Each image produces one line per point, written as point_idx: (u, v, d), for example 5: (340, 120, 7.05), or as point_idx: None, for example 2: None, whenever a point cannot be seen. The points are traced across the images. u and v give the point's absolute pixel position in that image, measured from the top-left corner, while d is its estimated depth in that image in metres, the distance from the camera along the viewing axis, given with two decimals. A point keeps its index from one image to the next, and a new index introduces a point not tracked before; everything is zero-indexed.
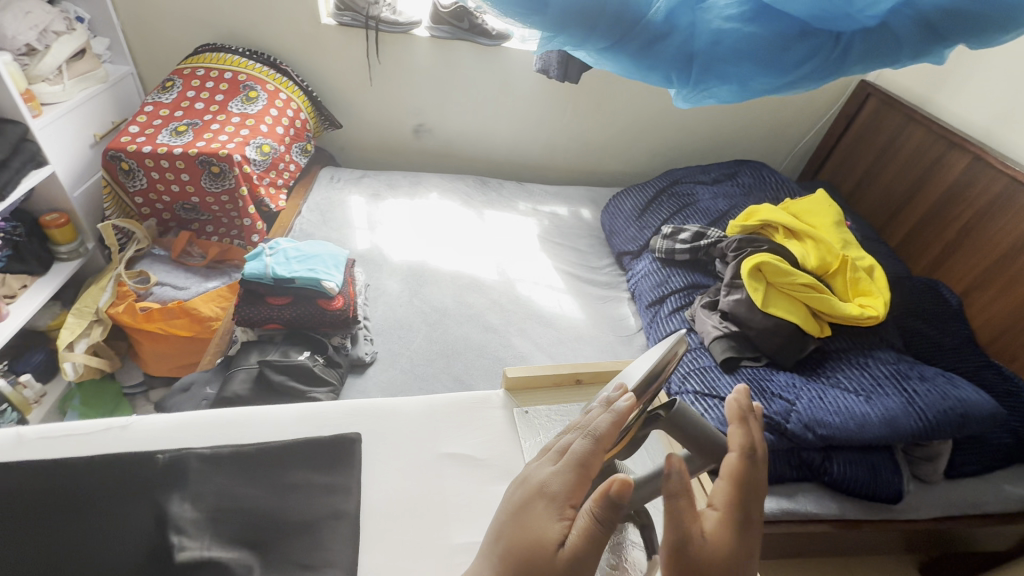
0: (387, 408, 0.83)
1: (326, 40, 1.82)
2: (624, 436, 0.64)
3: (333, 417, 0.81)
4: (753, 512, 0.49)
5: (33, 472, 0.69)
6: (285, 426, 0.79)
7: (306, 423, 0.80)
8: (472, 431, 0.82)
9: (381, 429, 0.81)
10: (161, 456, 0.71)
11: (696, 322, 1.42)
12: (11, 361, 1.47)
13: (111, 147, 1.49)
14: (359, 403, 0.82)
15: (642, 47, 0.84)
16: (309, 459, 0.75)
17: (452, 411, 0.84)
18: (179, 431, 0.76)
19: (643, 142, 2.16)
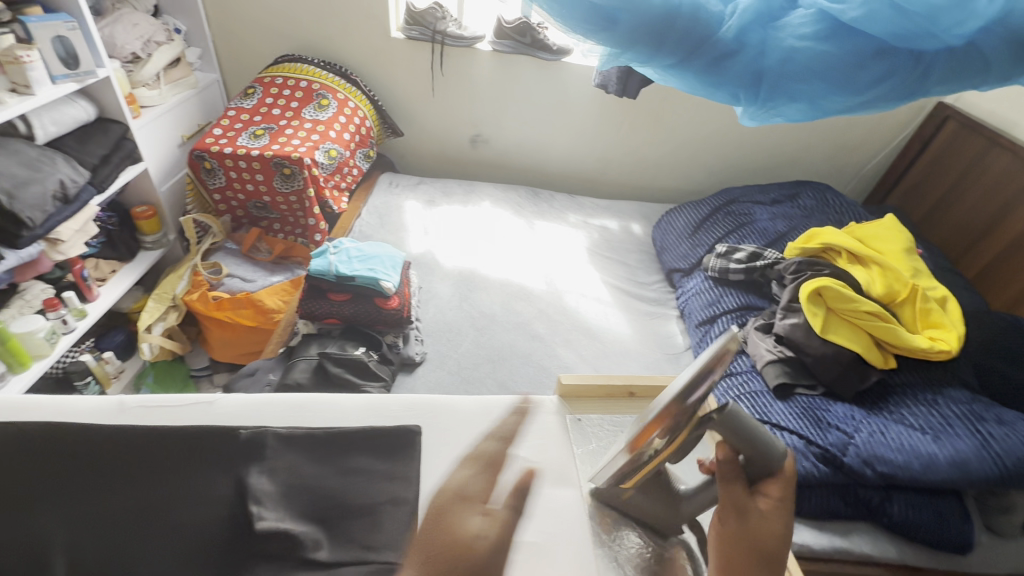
0: (447, 405, 0.88)
1: (394, 53, 1.92)
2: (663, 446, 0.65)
3: (395, 409, 0.87)
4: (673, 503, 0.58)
5: (112, 441, 0.74)
6: (351, 417, 0.85)
7: (371, 414, 0.86)
8: (528, 435, 0.85)
9: (439, 425, 0.85)
10: (242, 432, 0.77)
11: (749, 345, 1.38)
12: (97, 338, 1.62)
13: (197, 147, 1.61)
14: (419, 399, 0.88)
15: (709, 63, 0.84)
16: (362, 449, 0.79)
17: (509, 416, 0.88)
18: (261, 409, 0.84)
19: (699, 159, 2.13)
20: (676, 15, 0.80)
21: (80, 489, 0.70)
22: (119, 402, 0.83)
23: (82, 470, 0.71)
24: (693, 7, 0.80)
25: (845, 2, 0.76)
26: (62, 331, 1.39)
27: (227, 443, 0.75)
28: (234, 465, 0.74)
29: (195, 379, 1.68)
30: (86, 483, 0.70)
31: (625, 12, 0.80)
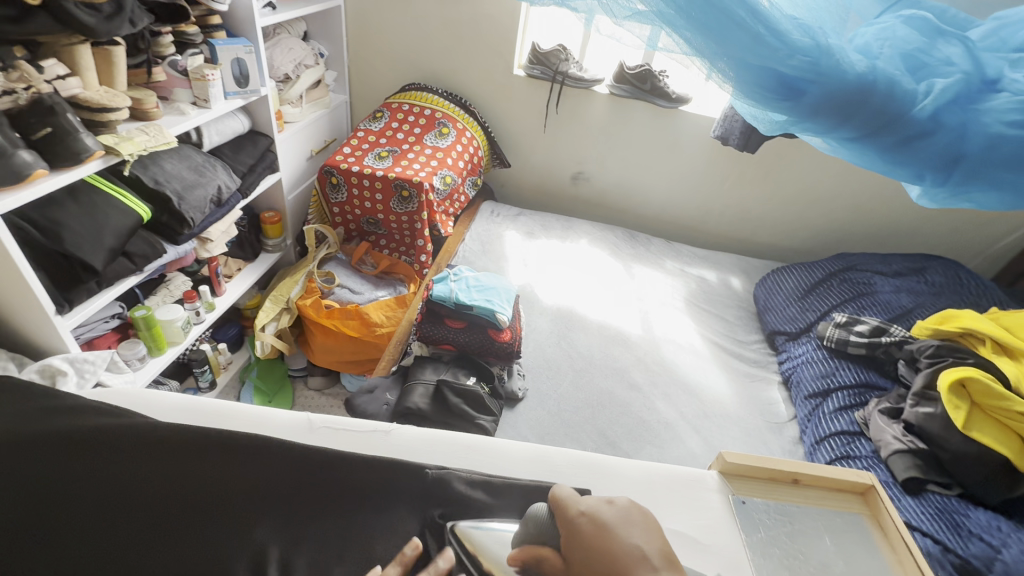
0: (609, 467, 0.83)
1: (513, 89, 1.99)
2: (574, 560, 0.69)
3: (563, 466, 0.84)
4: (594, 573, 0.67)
5: (280, 457, 0.79)
6: (519, 469, 0.83)
7: (537, 467, 0.84)
8: (693, 510, 0.78)
9: (603, 486, 0.81)
10: (429, 471, 0.80)
11: (872, 428, 1.29)
12: (214, 329, 1.73)
13: (328, 164, 1.71)
14: (586, 456, 0.84)
15: (898, 142, 0.81)
16: (499, 493, 0.78)
17: (668, 485, 0.81)
18: (431, 447, 0.85)
19: (808, 218, 2.05)
20: (871, 89, 0.79)
21: (280, 513, 0.75)
22: (309, 420, 0.88)
23: (283, 493, 0.77)
24: (889, 84, 0.79)
25: None
26: (194, 321, 1.51)
27: (400, 477, 0.79)
28: (412, 503, 0.77)
29: (292, 378, 1.77)
30: (282, 505, 0.76)
31: (816, 84, 0.80)
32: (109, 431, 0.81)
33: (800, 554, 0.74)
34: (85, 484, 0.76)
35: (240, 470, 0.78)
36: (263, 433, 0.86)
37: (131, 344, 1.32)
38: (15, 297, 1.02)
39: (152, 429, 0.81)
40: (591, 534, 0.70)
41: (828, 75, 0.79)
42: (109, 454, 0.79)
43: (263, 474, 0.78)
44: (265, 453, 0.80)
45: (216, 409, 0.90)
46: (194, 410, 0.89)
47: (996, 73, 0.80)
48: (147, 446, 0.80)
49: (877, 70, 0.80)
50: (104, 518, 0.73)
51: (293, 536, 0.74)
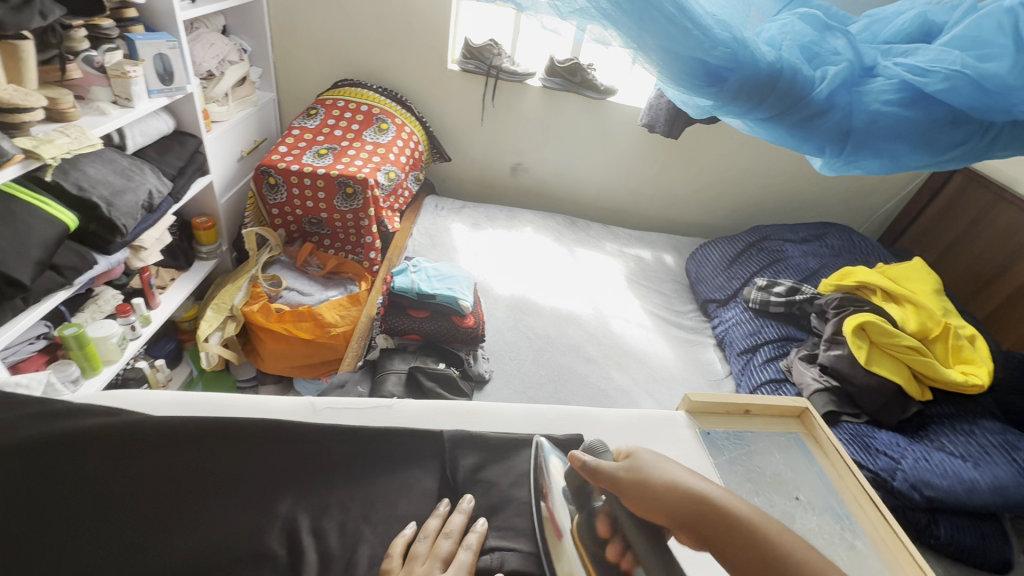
0: (589, 416, 0.90)
1: (448, 83, 2.01)
2: (636, 476, 0.66)
3: (548, 419, 0.89)
4: (664, 488, 0.63)
5: (273, 446, 0.76)
6: (513, 427, 0.88)
7: (529, 423, 0.89)
8: (670, 445, 0.86)
9: (585, 431, 0.88)
10: (447, 436, 0.82)
11: (794, 373, 1.48)
12: (148, 345, 1.62)
13: (264, 163, 1.65)
14: (571, 409, 0.90)
15: (802, 121, 0.96)
16: (490, 458, 0.82)
17: (645, 426, 0.89)
18: (432, 416, 0.87)
19: (726, 197, 2.27)
20: (779, 76, 0.92)
21: (297, 486, 0.74)
22: (312, 404, 0.86)
23: (297, 470, 0.76)
24: (793, 71, 0.92)
25: (927, 77, 0.88)
26: (129, 337, 1.41)
27: (416, 442, 0.81)
28: (427, 462, 0.80)
29: (241, 389, 1.69)
30: (298, 480, 0.75)
31: (734, 72, 0.91)
32: (93, 428, 0.72)
33: (758, 469, 0.86)
34: (63, 485, 0.68)
35: (255, 449, 0.75)
36: (266, 416, 0.83)
37: (63, 365, 1.22)
38: None
39: (145, 424, 0.73)
40: (639, 464, 0.67)
41: (746, 63, 0.90)
42: (96, 456, 0.71)
43: (275, 458, 0.76)
44: (279, 437, 0.77)
45: (209, 400, 0.85)
46: (192, 406, 0.83)
47: (872, 61, 0.96)
48: (143, 441, 0.72)
49: (783, 60, 0.92)
50: (95, 523, 0.66)
51: (318, 505, 0.74)
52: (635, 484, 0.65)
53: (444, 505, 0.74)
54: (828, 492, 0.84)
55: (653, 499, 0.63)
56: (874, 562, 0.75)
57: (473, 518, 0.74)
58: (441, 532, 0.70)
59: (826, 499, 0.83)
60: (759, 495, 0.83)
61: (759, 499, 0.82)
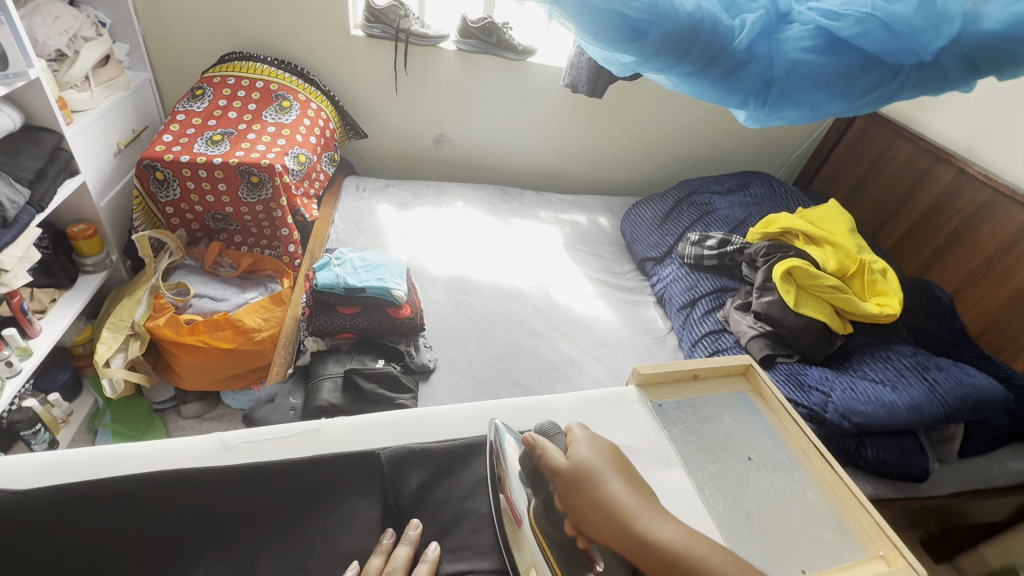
0: (540, 402, 0.86)
1: (354, 51, 1.83)
2: (572, 487, 0.62)
3: (500, 415, 0.84)
4: (606, 499, 0.60)
5: (184, 493, 0.66)
6: (461, 428, 0.82)
7: (478, 422, 0.83)
8: (622, 424, 0.85)
9: (540, 421, 0.84)
10: (382, 456, 0.74)
11: (731, 323, 1.53)
12: (36, 379, 1.40)
13: (146, 156, 1.43)
14: (521, 401, 0.85)
15: (725, 73, 0.94)
16: (440, 464, 0.76)
17: (597, 405, 0.87)
18: (371, 430, 0.79)
19: (654, 153, 2.27)
20: (700, 28, 0.88)
21: (219, 535, 0.67)
22: (224, 439, 0.75)
23: (214, 515, 0.67)
24: (713, 21, 0.89)
25: (841, 21, 0.87)
26: (6, 375, 1.21)
27: (353, 464, 0.73)
28: (369, 486, 0.73)
29: (159, 413, 1.53)
30: (218, 530, 0.67)
31: (656, 26, 0.86)
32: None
33: (711, 434, 0.87)
34: None
35: (159, 504, 0.65)
36: (167, 466, 0.71)
37: None
38: None
39: (11, 497, 0.62)
40: (578, 476, 0.62)
41: (666, 16, 0.86)
42: None
43: (188, 507, 0.66)
44: (186, 486, 0.67)
45: (95, 452, 0.72)
46: (68, 467, 0.69)
47: (786, 7, 0.94)
48: (17, 523, 0.61)
49: (702, 9, 0.88)
50: None
51: (242, 560, 0.66)
52: (580, 499, 0.61)
53: (387, 537, 0.70)
54: (774, 444, 0.87)
55: (595, 505, 0.60)
56: (823, 508, 0.78)
57: (422, 544, 0.70)
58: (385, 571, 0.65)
59: (772, 451, 0.86)
60: (713, 461, 0.84)
61: (715, 466, 0.83)
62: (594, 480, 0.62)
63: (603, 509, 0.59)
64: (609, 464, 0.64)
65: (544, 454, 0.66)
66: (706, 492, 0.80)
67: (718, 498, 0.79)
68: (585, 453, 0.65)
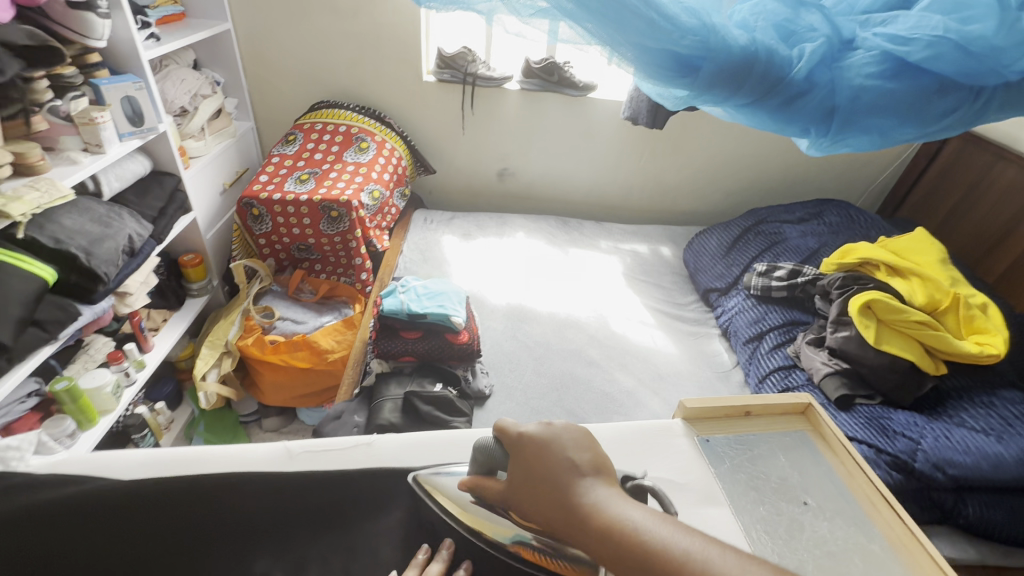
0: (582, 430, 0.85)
1: (426, 94, 1.99)
2: (524, 484, 0.63)
3: None
4: (553, 486, 0.61)
5: (259, 498, 0.76)
6: None
7: None
8: (668, 458, 0.83)
9: None
10: (416, 475, 0.79)
11: (803, 359, 1.43)
12: (147, 390, 1.60)
13: (246, 195, 1.63)
14: None
15: (783, 102, 0.92)
16: None
17: (641, 437, 0.85)
18: (411, 452, 0.82)
19: (720, 182, 2.22)
20: (754, 59, 0.88)
21: (272, 539, 0.74)
22: (287, 448, 0.81)
23: (269, 520, 0.75)
24: (767, 52, 0.88)
25: (909, 45, 0.84)
26: (125, 384, 1.39)
27: (391, 485, 0.78)
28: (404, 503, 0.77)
29: (245, 425, 1.68)
30: (281, 533, 0.74)
31: (708, 60, 0.88)
32: (63, 502, 0.71)
33: (763, 474, 0.83)
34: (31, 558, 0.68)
35: (226, 505, 0.75)
36: (242, 473, 0.78)
37: (57, 421, 1.20)
38: None
39: (110, 489, 0.73)
40: (528, 454, 0.64)
41: (717, 50, 0.87)
42: (59, 529, 0.70)
43: (249, 510, 0.75)
44: (250, 492, 0.76)
45: (178, 456, 0.80)
46: (159, 467, 0.79)
47: (850, 33, 0.91)
48: (119, 510, 0.72)
49: (756, 41, 0.88)
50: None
51: (296, 560, 0.73)
52: (519, 485, 0.64)
53: (421, 552, 0.73)
54: (839, 492, 0.81)
55: (544, 488, 0.61)
56: (893, 563, 0.72)
57: (453, 563, 0.72)
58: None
59: (836, 498, 0.80)
60: (763, 503, 0.79)
61: (763, 507, 0.79)
62: (535, 470, 0.63)
63: (544, 481, 0.61)
64: (566, 434, 0.65)
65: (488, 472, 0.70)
66: (753, 535, 0.75)
67: (767, 543, 0.74)
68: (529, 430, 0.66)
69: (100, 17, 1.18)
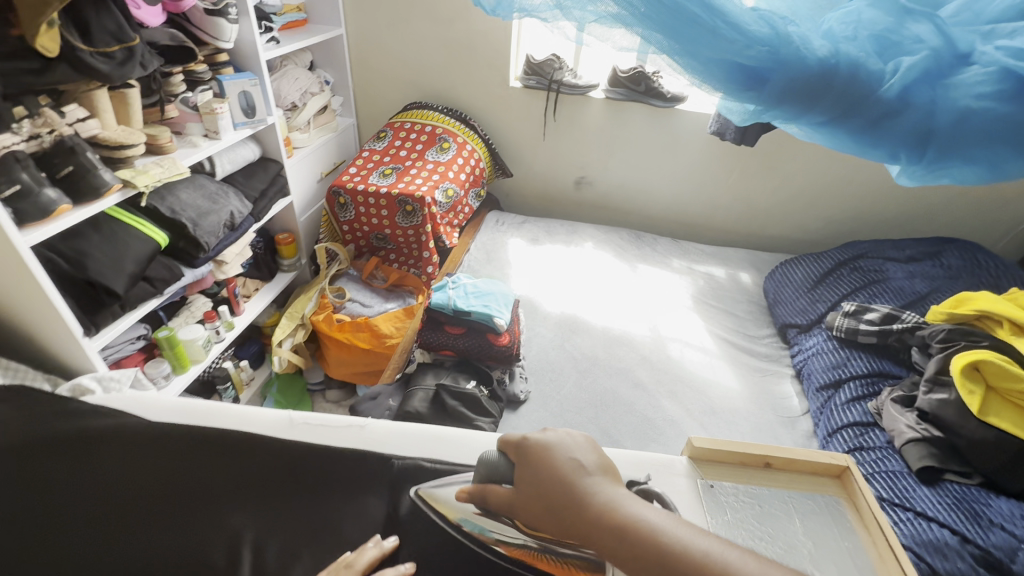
0: None
1: (511, 100, 2.04)
2: (523, 492, 0.66)
3: None
4: (553, 486, 0.63)
5: (256, 457, 0.89)
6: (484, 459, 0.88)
7: None
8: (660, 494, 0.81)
9: None
10: (395, 462, 0.87)
11: (884, 417, 1.26)
12: (236, 348, 1.82)
13: (336, 184, 1.78)
14: None
15: (868, 122, 0.80)
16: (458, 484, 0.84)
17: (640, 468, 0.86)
18: (397, 440, 0.90)
19: (819, 209, 2.01)
20: (833, 73, 0.78)
21: (251, 501, 0.85)
22: (290, 418, 0.93)
23: (249, 482, 0.86)
24: (851, 65, 0.78)
25: None
26: (215, 340, 1.58)
27: (386, 471, 0.86)
28: (380, 488, 0.84)
29: (311, 394, 1.83)
30: (263, 496, 0.85)
31: (778, 72, 0.80)
32: (117, 435, 0.92)
33: (771, 535, 0.76)
34: (85, 469, 0.88)
35: (226, 461, 0.88)
36: (249, 432, 0.92)
37: (156, 364, 1.41)
38: (48, 326, 1.10)
39: (150, 430, 0.93)
40: (533, 453, 0.68)
41: (789, 62, 0.78)
42: (106, 455, 0.90)
43: (244, 466, 0.88)
44: (248, 450, 0.90)
45: (195, 407, 0.98)
46: (177, 410, 0.96)
47: (968, 46, 0.76)
48: (151, 448, 0.90)
49: (840, 53, 0.79)
50: (101, 508, 0.84)
51: (265, 521, 0.82)
52: (522, 490, 0.66)
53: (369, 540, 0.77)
54: (863, 570, 0.73)
55: (545, 493, 0.63)
56: None
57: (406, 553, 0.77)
58: (346, 564, 0.73)
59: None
60: None
61: None
62: (534, 477, 0.66)
63: (544, 484, 0.64)
64: (575, 437, 0.68)
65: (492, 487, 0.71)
66: None
67: None
68: (533, 434, 0.70)
69: (229, 22, 1.37)
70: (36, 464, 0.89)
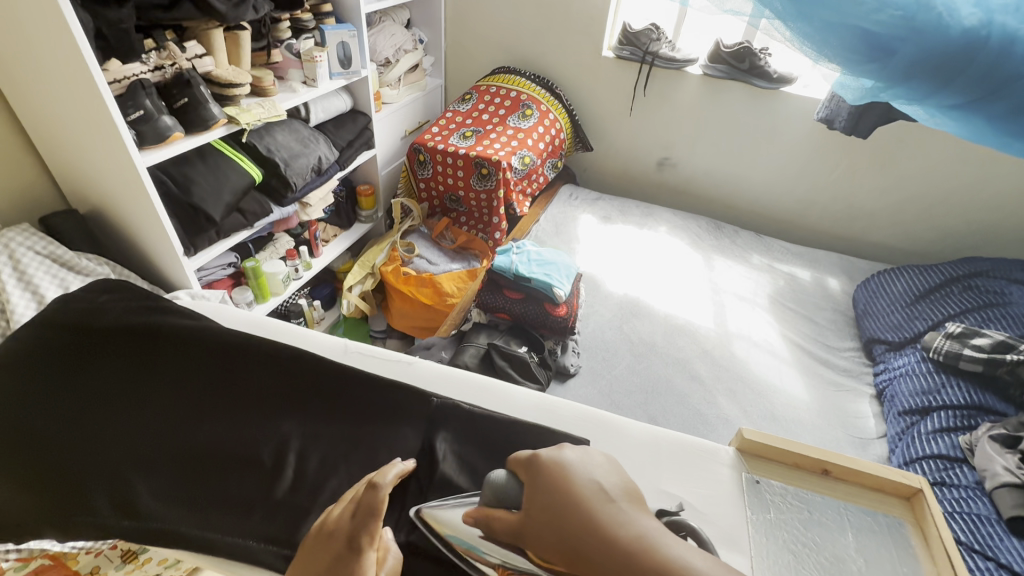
0: (618, 425, 0.88)
1: (601, 70, 1.97)
2: (543, 514, 0.61)
3: (572, 420, 0.89)
4: (572, 508, 0.59)
5: (315, 377, 0.96)
6: (524, 416, 0.91)
7: (544, 416, 0.91)
8: (697, 480, 0.80)
9: (608, 443, 0.85)
10: (433, 401, 0.92)
11: (977, 454, 1.11)
12: (312, 289, 1.94)
13: (417, 142, 1.82)
14: (594, 414, 0.89)
15: (1017, 110, 0.65)
16: (494, 438, 0.86)
17: (679, 452, 0.84)
18: (444, 383, 0.97)
19: (934, 217, 1.78)
20: (981, 46, 0.64)
21: (301, 416, 0.91)
22: (345, 345, 1.05)
23: (302, 399, 0.93)
24: (1007, 38, 0.63)
25: None
26: (293, 277, 1.70)
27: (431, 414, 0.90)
28: (417, 424, 0.89)
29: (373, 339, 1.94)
30: (315, 414, 0.92)
31: (907, 41, 0.68)
32: (194, 334, 1.01)
33: (813, 544, 0.73)
34: (163, 359, 0.98)
35: (285, 375, 0.96)
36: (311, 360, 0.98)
37: (242, 291, 1.54)
38: (156, 241, 1.23)
39: (221, 335, 1.01)
40: (552, 473, 0.63)
41: (925, 30, 0.66)
42: (182, 351, 0.99)
43: (301, 383, 0.95)
44: (307, 366, 0.97)
45: (273, 326, 1.10)
46: (258, 326, 1.10)
47: None
48: (220, 351, 0.99)
49: (995, 21, 0.63)
50: (171, 394, 0.93)
51: (311, 434, 0.89)
52: (535, 504, 0.62)
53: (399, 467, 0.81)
54: None
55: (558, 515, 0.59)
56: None
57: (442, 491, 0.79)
58: None
59: None
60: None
61: None
62: (553, 503, 0.61)
63: (560, 505, 0.60)
64: (595, 456, 0.67)
65: (493, 515, 0.66)
66: None
67: None
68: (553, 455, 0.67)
69: None
70: (119, 348, 0.99)
